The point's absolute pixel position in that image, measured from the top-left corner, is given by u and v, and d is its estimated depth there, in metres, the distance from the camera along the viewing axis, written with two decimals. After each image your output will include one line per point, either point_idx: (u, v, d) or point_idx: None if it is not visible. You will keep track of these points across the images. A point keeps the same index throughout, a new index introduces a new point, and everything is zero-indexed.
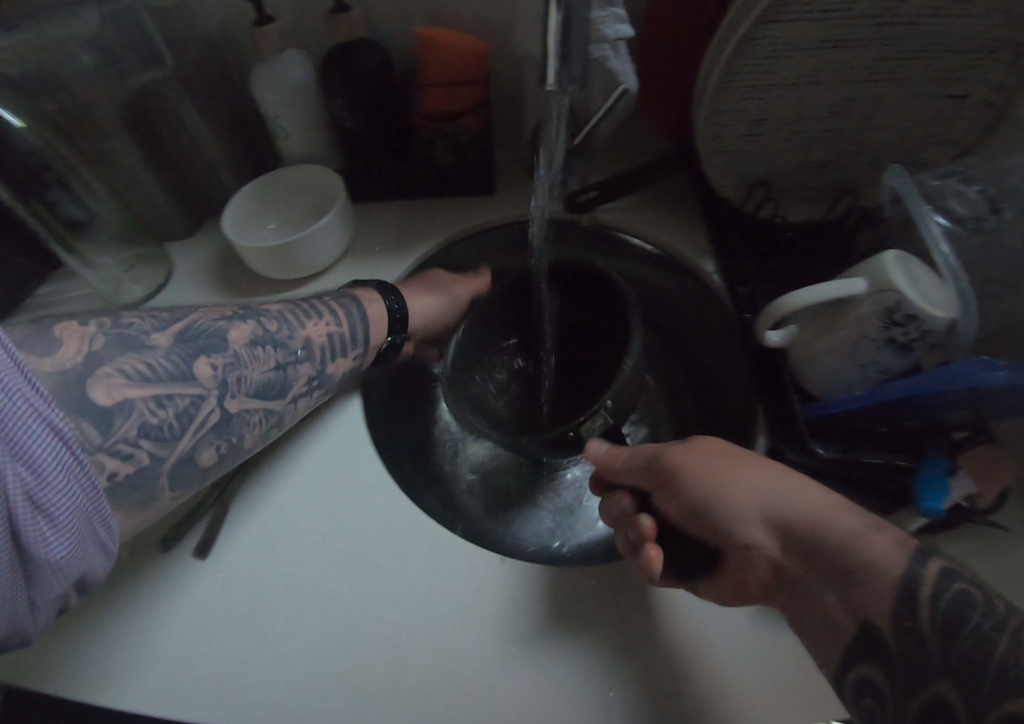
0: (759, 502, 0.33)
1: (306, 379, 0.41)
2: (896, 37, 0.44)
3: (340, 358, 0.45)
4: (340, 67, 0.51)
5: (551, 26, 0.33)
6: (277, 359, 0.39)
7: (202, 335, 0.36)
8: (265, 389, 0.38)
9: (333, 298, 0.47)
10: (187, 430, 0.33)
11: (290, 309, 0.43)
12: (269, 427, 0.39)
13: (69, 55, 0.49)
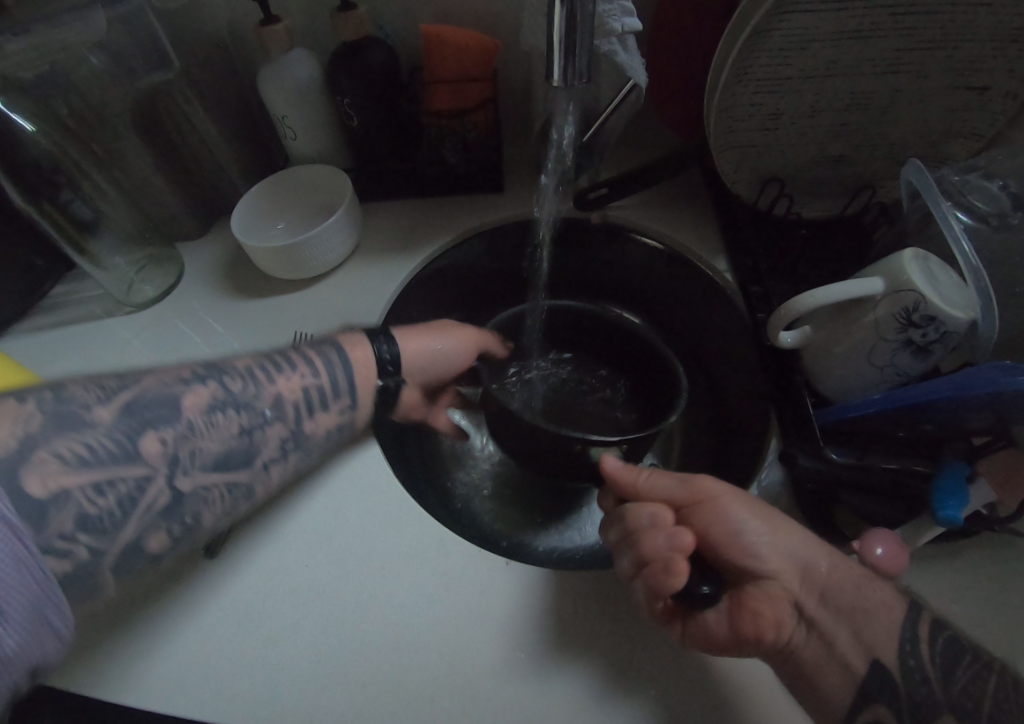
0: (785, 541, 0.36)
1: (277, 442, 0.39)
2: (914, 27, 0.43)
3: (319, 413, 0.41)
4: (345, 65, 0.51)
5: (556, 24, 0.33)
6: (241, 424, 0.37)
7: (151, 406, 0.33)
8: (226, 459, 0.36)
9: (312, 345, 0.44)
10: (133, 517, 0.31)
11: (262, 362, 0.40)
12: (235, 499, 0.37)
13: (80, 58, 0.50)
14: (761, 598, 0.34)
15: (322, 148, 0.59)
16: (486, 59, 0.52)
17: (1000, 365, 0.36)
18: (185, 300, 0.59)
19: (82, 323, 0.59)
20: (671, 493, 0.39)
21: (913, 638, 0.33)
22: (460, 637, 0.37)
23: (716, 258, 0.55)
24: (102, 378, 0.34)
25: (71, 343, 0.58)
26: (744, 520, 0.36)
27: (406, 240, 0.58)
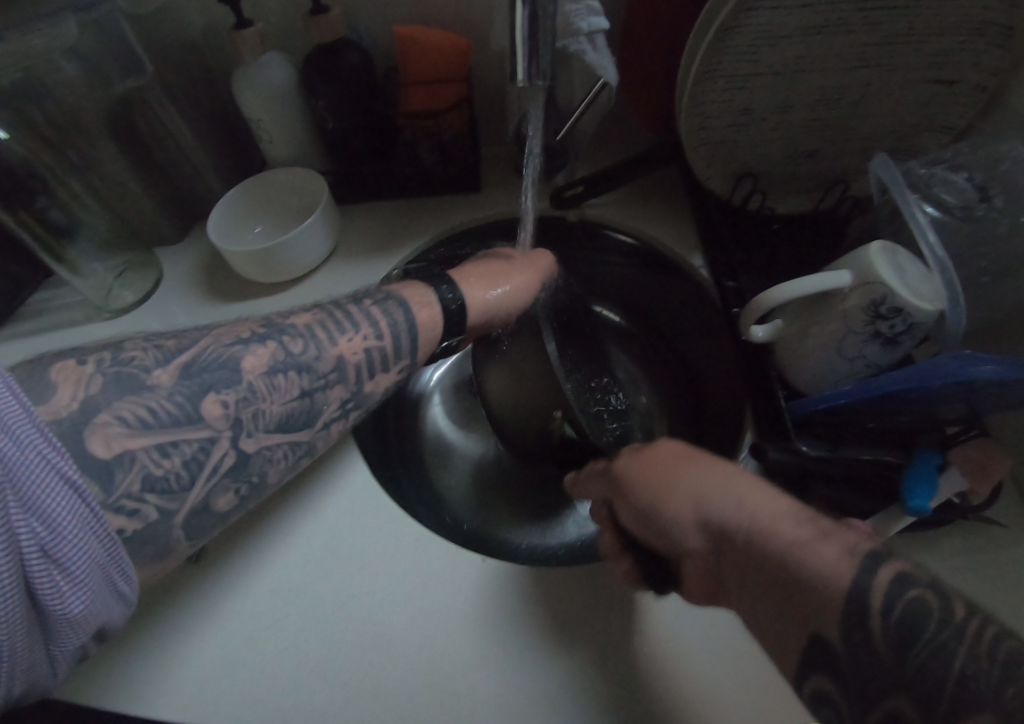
0: (699, 507, 0.32)
1: (339, 402, 0.37)
2: (880, 23, 0.43)
3: (380, 374, 0.40)
4: (319, 68, 0.51)
5: (519, 22, 0.33)
6: (302, 385, 0.35)
7: (210, 368, 0.32)
8: (289, 421, 0.34)
9: (373, 300, 0.41)
10: (198, 478, 0.31)
11: (323, 318, 0.37)
12: (298, 457, 0.36)
13: (52, 63, 0.49)
14: (693, 573, 0.33)
15: (298, 151, 0.59)
16: (459, 60, 0.52)
17: (964, 356, 0.36)
18: (164, 304, 0.59)
19: (60, 330, 0.59)
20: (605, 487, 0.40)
21: (862, 610, 0.23)
22: (438, 633, 0.38)
23: (693, 255, 0.56)
24: (160, 339, 0.33)
25: (50, 351, 0.57)
26: (651, 499, 0.34)
27: (383, 242, 0.58)
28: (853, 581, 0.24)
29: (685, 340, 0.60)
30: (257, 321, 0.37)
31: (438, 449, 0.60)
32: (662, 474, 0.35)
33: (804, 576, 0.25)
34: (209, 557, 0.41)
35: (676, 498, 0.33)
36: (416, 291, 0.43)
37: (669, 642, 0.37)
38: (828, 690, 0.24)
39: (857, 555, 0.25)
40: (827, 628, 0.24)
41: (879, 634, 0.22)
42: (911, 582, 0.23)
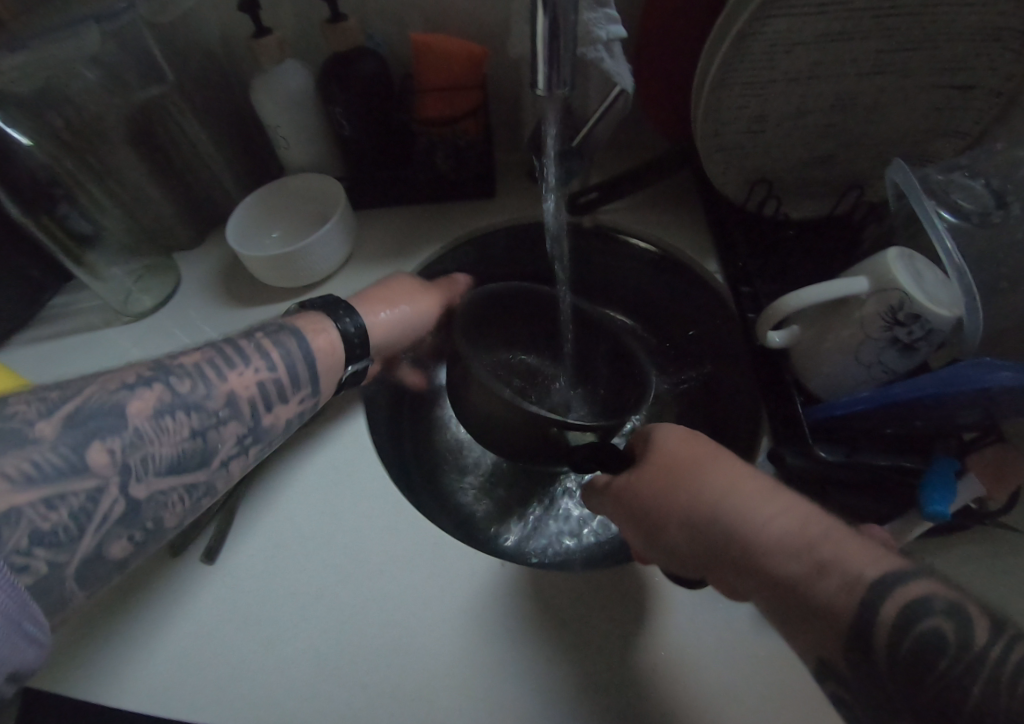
0: (705, 540, 0.32)
1: (235, 439, 0.36)
2: (896, 29, 0.44)
3: (277, 405, 0.39)
4: (337, 75, 0.51)
5: (539, 31, 0.34)
6: (193, 425, 0.34)
7: (97, 415, 0.31)
8: (180, 463, 0.33)
9: (265, 333, 0.40)
10: (87, 529, 0.29)
11: (211, 356, 0.37)
12: (195, 501, 0.34)
13: (75, 71, 0.50)
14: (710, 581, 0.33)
15: (315, 157, 0.59)
16: (475, 67, 0.52)
17: (982, 362, 0.36)
18: (182, 308, 0.60)
19: (81, 333, 0.60)
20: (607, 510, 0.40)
21: (866, 635, 0.24)
22: (455, 636, 0.38)
23: (708, 260, 0.56)
24: (44, 392, 0.31)
25: (71, 353, 0.59)
26: (653, 536, 0.35)
27: (398, 248, 0.58)
28: (858, 615, 0.25)
29: (701, 345, 0.60)
30: (143, 364, 0.35)
31: (452, 451, 0.60)
32: (661, 510, 0.35)
33: (814, 610, 0.26)
34: (228, 558, 0.42)
35: (681, 539, 0.33)
36: (312, 320, 0.43)
37: (684, 647, 0.36)
38: (843, 694, 0.27)
39: (859, 586, 0.26)
40: (833, 656, 0.26)
41: (889, 664, 0.24)
42: (924, 608, 0.24)
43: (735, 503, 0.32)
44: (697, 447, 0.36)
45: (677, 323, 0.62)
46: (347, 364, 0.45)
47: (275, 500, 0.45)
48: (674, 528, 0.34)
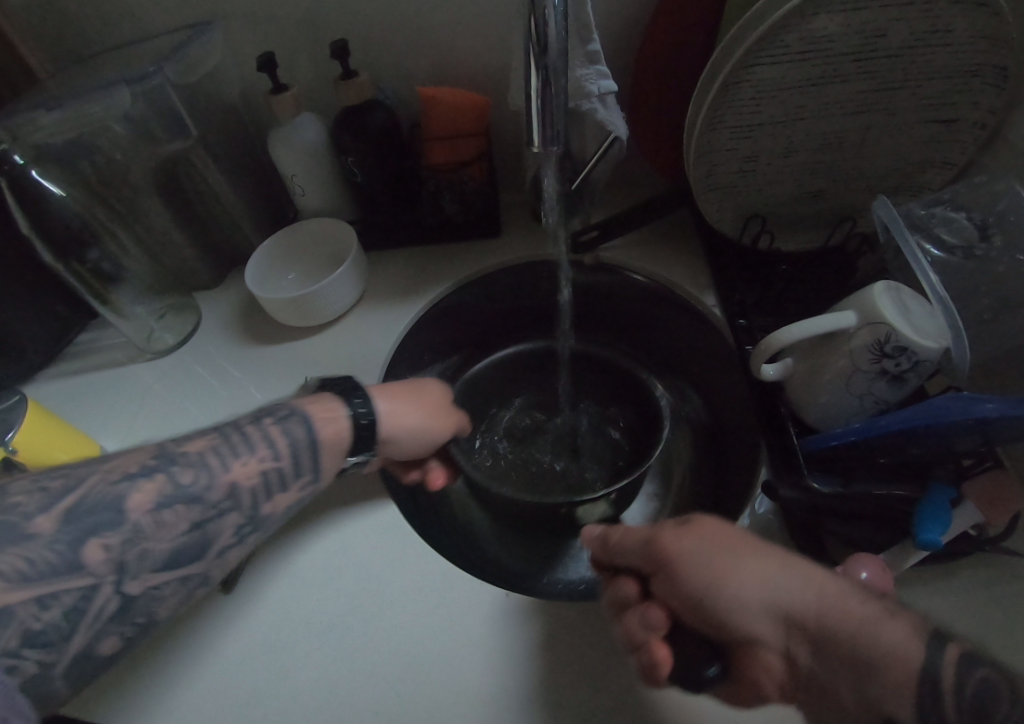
0: (767, 589, 0.31)
1: (234, 530, 0.35)
2: (875, 71, 0.46)
3: (280, 493, 0.38)
4: (350, 127, 0.55)
5: (533, 88, 0.36)
6: (192, 518, 0.33)
7: (96, 509, 0.31)
8: (177, 558, 0.33)
9: (274, 416, 0.39)
10: (79, 629, 0.29)
11: (217, 443, 0.36)
12: (191, 592, 0.34)
13: (105, 126, 0.54)
14: (756, 667, 0.31)
15: (329, 202, 0.63)
16: (477, 116, 0.55)
17: (966, 394, 0.38)
18: (202, 345, 0.63)
19: (109, 369, 0.63)
20: (640, 558, 0.37)
21: (935, 687, 0.25)
22: (461, 661, 0.39)
23: (705, 295, 0.58)
24: (48, 476, 0.32)
25: (97, 387, 0.62)
26: (704, 582, 0.32)
27: (408, 287, 0.61)
28: (926, 659, 0.25)
29: (704, 377, 0.61)
30: (152, 447, 0.36)
31: (460, 485, 0.62)
32: (714, 552, 0.33)
33: (879, 653, 0.26)
34: (245, 587, 0.44)
35: (738, 580, 0.31)
36: (324, 403, 0.42)
37: None
38: None
39: (923, 631, 0.27)
40: (903, 709, 0.25)
41: (954, 712, 0.24)
42: (978, 659, 0.25)
43: (793, 577, 0.31)
44: (720, 524, 0.35)
45: (687, 363, 0.63)
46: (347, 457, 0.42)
47: (290, 534, 0.48)
48: (730, 569, 0.32)
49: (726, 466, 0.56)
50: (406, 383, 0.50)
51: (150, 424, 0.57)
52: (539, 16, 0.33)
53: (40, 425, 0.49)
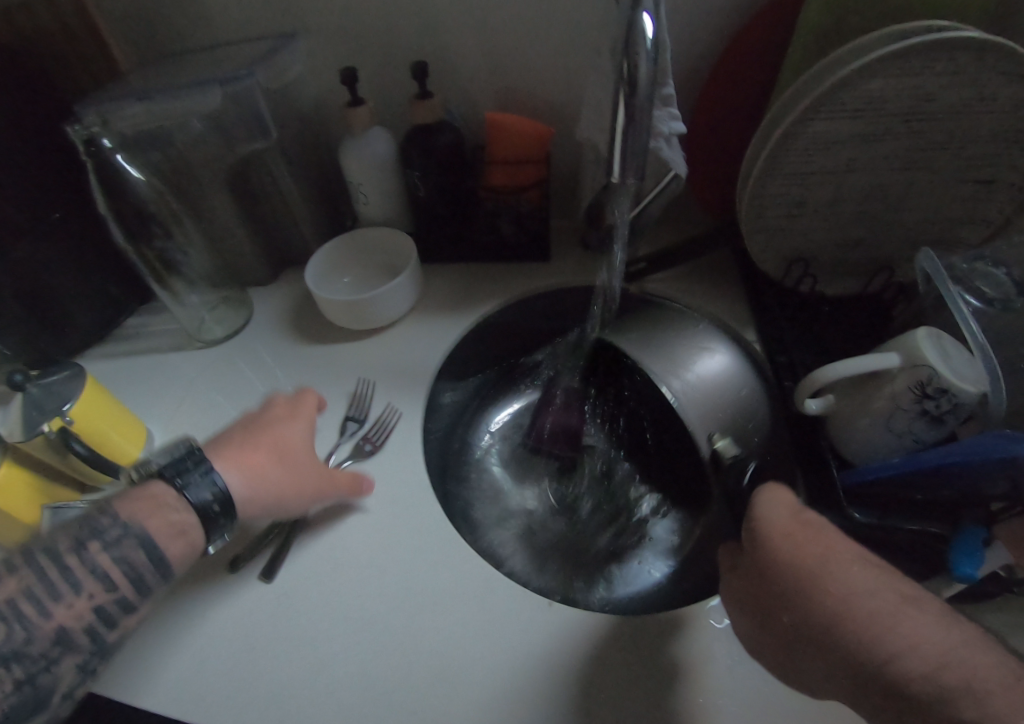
0: (821, 629, 0.32)
1: (77, 668, 0.34)
2: (924, 132, 0.49)
3: (128, 615, 0.36)
4: (418, 145, 0.58)
5: (618, 123, 0.39)
6: (19, 674, 0.32)
7: None
8: (18, 710, 0.32)
9: (101, 539, 0.36)
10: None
11: (30, 585, 0.34)
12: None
13: (186, 123, 0.57)
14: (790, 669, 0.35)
15: (389, 213, 0.65)
16: (540, 145, 0.59)
17: (1006, 434, 0.39)
18: (251, 339, 0.66)
19: (158, 353, 0.66)
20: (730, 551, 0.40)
21: None
22: (498, 664, 0.41)
23: (746, 329, 0.61)
24: None
25: (145, 370, 0.64)
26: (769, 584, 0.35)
27: (458, 301, 0.64)
28: None
29: None
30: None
31: (492, 495, 0.63)
32: (779, 567, 0.35)
33: None
34: (287, 576, 0.46)
35: (795, 607, 0.34)
36: (150, 499, 0.38)
37: (718, 692, 0.39)
38: None
39: None
40: None
41: None
42: None
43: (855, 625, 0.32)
44: (781, 543, 0.35)
45: None
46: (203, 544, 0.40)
47: (332, 527, 0.49)
48: (787, 592, 0.34)
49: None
50: (268, 441, 0.47)
51: (197, 409, 0.59)
52: (632, 59, 0.36)
53: (97, 400, 0.51)
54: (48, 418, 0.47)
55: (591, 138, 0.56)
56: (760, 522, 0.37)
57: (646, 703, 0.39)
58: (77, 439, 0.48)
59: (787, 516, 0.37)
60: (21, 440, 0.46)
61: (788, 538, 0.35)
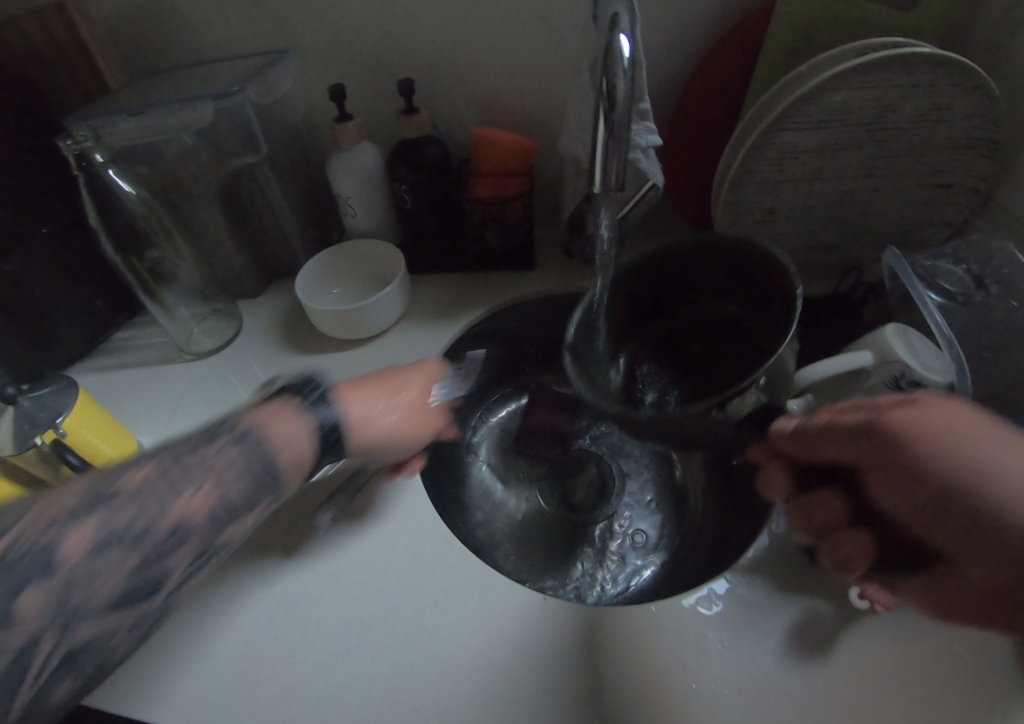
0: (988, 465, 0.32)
1: (192, 561, 0.29)
2: (886, 140, 0.52)
3: (248, 516, 0.32)
4: (406, 159, 0.60)
5: (598, 138, 0.42)
6: (143, 556, 0.27)
7: (12, 562, 0.23)
8: (127, 600, 0.26)
9: (232, 429, 0.33)
10: (19, 689, 0.23)
11: (166, 467, 0.29)
12: (144, 636, 0.28)
13: (178, 137, 0.58)
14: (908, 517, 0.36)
15: (378, 225, 0.67)
16: (524, 157, 0.61)
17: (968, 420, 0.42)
18: (242, 351, 0.66)
19: (148, 366, 0.66)
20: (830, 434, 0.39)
21: None
22: (501, 656, 0.42)
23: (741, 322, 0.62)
24: None
25: (135, 384, 0.64)
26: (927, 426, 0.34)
27: (448, 310, 0.65)
28: None
29: None
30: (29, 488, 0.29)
31: (485, 501, 0.64)
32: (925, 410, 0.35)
33: None
34: (289, 583, 0.47)
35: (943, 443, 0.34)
36: (277, 410, 0.35)
37: (711, 678, 0.40)
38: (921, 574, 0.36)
39: None
40: None
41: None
42: None
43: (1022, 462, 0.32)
44: (912, 452, 0.34)
45: None
46: (313, 469, 0.36)
47: (332, 535, 0.50)
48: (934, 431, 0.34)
49: (738, 505, 0.58)
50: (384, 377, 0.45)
51: (189, 420, 0.60)
52: (611, 77, 0.38)
53: (90, 412, 0.51)
54: (41, 432, 0.46)
55: (573, 149, 0.59)
56: (905, 433, 0.34)
57: (643, 687, 0.40)
58: (70, 451, 0.48)
59: (908, 410, 0.35)
60: (13, 455, 0.45)
61: (917, 444, 0.34)
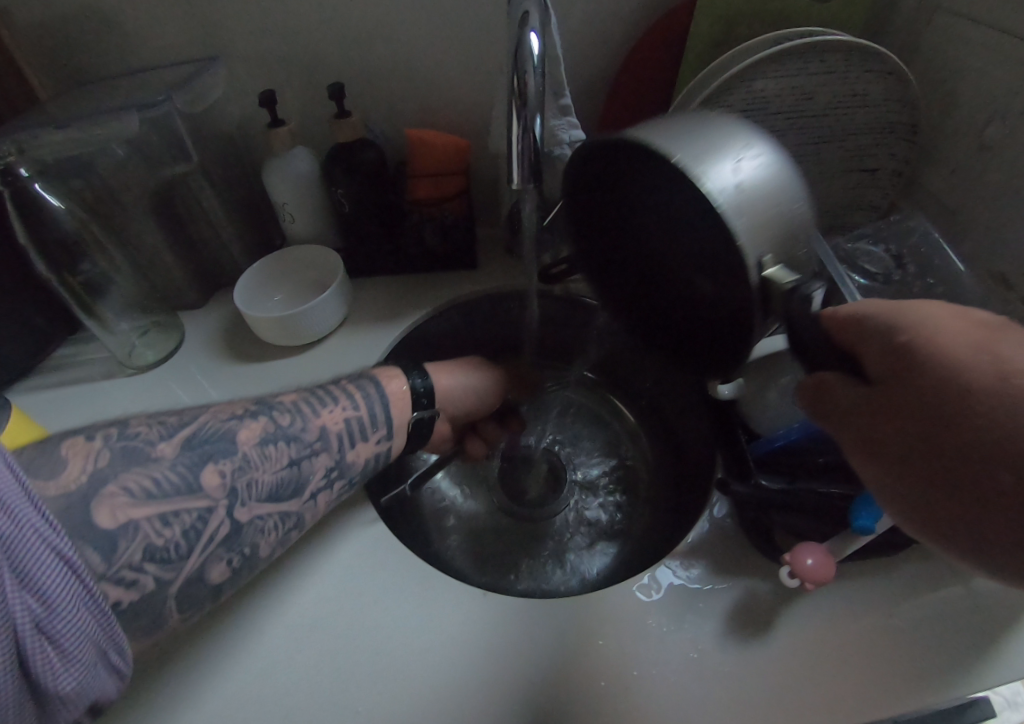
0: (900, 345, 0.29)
1: (323, 470, 0.45)
2: (808, 127, 0.54)
3: (360, 444, 0.48)
4: (341, 163, 0.59)
5: (513, 136, 0.42)
6: (290, 455, 0.43)
7: (210, 441, 0.41)
8: (277, 491, 0.42)
9: (353, 381, 0.51)
10: (197, 549, 0.37)
11: (307, 399, 0.48)
12: (287, 531, 0.42)
13: (107, 148, 0.57)
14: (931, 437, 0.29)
15: (319, 230, 0.67)
16: (458, 157, 0.61)
17: None
18: (184, 362, 0.65)
19: (86, 382, 0.64)
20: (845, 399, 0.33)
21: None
22: (447, 650, 0.42)
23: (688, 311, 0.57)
24: (164, 418, 0.42)
25: (73, 401, 0.62)
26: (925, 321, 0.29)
27: (391, 312, 0.65)
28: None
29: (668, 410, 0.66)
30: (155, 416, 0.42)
31: (437, 501, 0.64)
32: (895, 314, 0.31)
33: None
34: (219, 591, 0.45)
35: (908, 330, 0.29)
36: (391, 370, 0.54)
37: (652, 660, 0.41)
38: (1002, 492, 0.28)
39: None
40: None
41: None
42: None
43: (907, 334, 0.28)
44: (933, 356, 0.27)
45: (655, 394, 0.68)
46: (413, 413, 0.53)
47: None
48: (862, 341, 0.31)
49: (687, 493, 0.60)
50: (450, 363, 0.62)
51: None
52: (522, 75, 0.39)
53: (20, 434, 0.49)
54: None
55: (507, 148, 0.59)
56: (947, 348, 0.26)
57: (585, 670, 0.40)
58: None
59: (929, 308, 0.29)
60: None
61: (945, 374, 0.26)
